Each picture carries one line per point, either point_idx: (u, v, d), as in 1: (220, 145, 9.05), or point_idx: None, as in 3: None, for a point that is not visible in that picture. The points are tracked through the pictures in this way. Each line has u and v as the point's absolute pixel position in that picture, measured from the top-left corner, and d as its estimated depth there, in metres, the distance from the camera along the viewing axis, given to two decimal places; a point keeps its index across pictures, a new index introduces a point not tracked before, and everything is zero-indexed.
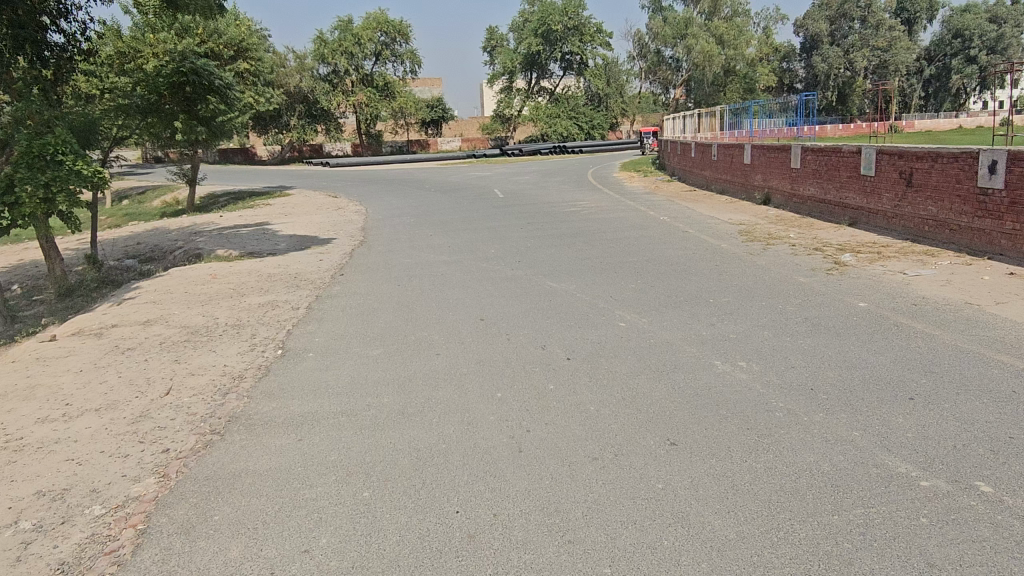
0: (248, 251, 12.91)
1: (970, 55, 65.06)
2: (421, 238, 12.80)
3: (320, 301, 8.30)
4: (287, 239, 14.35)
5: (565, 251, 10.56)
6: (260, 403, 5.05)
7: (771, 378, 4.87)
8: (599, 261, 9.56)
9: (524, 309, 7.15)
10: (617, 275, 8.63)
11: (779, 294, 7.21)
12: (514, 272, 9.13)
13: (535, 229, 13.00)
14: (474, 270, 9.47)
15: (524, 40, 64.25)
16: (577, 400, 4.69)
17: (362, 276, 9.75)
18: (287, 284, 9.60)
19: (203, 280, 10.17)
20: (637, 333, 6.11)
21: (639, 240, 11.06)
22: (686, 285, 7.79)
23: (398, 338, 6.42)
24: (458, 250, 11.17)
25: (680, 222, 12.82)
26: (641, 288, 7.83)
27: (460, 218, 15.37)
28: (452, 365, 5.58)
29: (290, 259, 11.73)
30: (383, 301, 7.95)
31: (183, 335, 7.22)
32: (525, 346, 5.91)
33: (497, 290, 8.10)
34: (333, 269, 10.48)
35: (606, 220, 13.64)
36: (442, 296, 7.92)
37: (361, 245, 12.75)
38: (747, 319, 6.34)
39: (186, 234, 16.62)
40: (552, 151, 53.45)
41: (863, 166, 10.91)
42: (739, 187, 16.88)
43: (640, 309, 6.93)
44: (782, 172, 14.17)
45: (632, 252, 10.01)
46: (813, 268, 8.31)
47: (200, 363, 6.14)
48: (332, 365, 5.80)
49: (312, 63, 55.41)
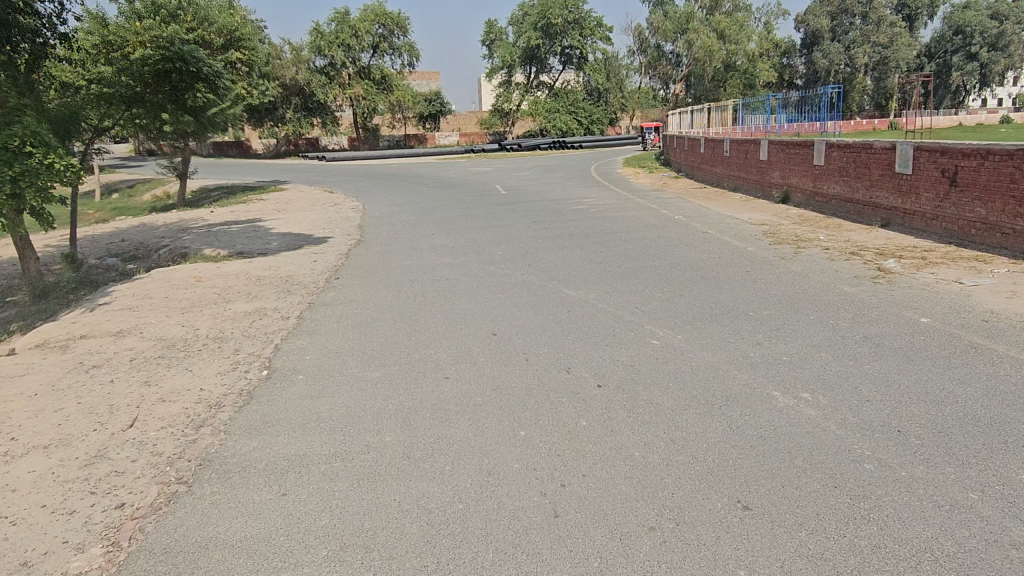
0: (238, 251, 12.12)
1: (970, 53, 64.43)
2: (423, 237, 12.04)
3: (313, 309, 7.52)
4: (279, 237, 13.54)
5: (578, 253, 9.79)
6: (238, 441, 4.26)
7: (845, 415, 4.10)
8: (616, 265, 8.81)
9: (542, 322, 6.38)
10: (638, 281, 7.88)
11: (825, 305, 6.45)
12: (526, 277, 8.37)
13: (543, 229, 12.23)
14: (481, 275, 8.70)
15: (523, 34, 63.44)
16: (617, 443, 3.92)
17: (359, 279, 8.99)
18: (277, 289, 8.82)
19: (186, 284, 9.38)
20: (673, 354, 5.35)
21: (656, 242, 10.31)
22: (719, 295, 7.03)
23: (401, 357, 5.64)
24: (462, 252, 10.42)
25: (698, 222, 12.05)
26: (668, 297, 7.07)
27: (462, 216, 14.60)
28: (464, 393, 4.81)
29: (282, 260, 10.94)
30: (383, 310, 7.18)
31: (157, 349, 6.43)
32: (548, 370, 5.14)
33: (509, 299, 7.33)
34: (327, 272, 9.69)
35: (617, 220, 12.90)
36: (448, 306, 7.15)
37: (358, 245, 11.97)
38: (797, 337, 5.57)
39: (173, 232, 15.81)
40: (551, 147, 52.73)
41: (897, 164, 10.14)
42: (754, 184, 16.11)
43: (673, 322, 6.17)
44: (803, 169, 13.39)
45: (651, 256, 9.26)
46: (856, 275, 7.54)
47: (172, 387, 5.35)
48: (324, 390, 5.03)
49: (308, 55, 54.49)
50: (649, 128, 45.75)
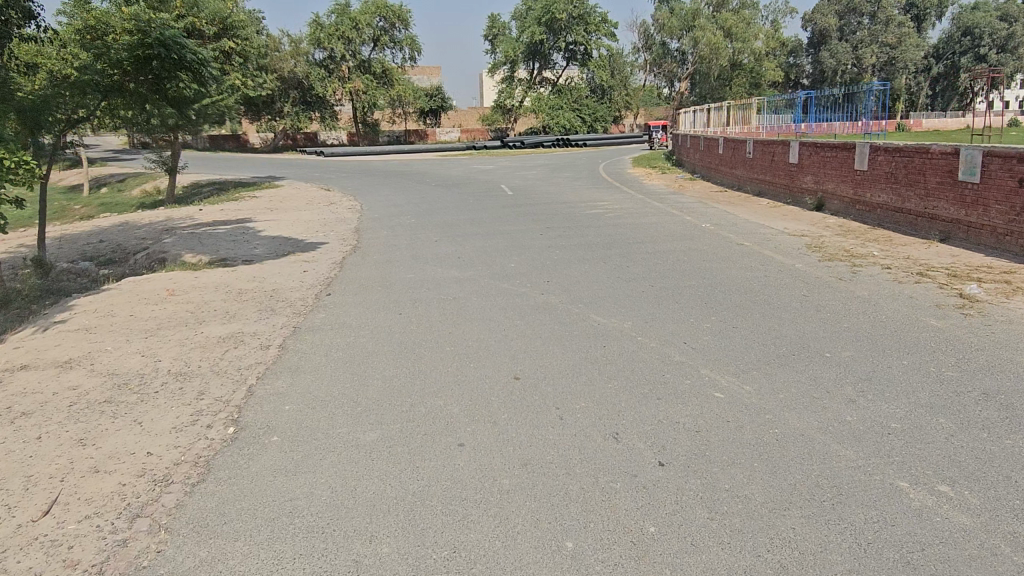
0: (222, 257, 10.99)
1: (979, 54, 63.14)
2: (426, 245, 10.95)
3: (298, 336, 6.38)
4: (267, 242, 12.40)
5: (603, 269, 8.67)
6: (183, 548, 3.14)
7: (1016, 527, 2.99)
8: (649, 284, 7.72)
9: (574, 362, 5.28)
10: (679, 306, 6.78)
11: (917, 345, 5.35)
12: (547, 298, 7.28)
13: (558, 237, 11.11)
14: (495, 294, 7.59)
15: (526, 29, 62.16)
16: (707, 569, 2.81)
17: (355, 296, 7.90)
18: (260, 306, 7.71)
19: (156, 299, 8.23)
20: (749, 415, 4.23)
21: (688, 255, 9.22)
22: (781, 327, 5.93)
23: (404, 410, 4.52)
24: (470, 263, 9.33)
25: (729, 233, 10.93)
26: (719, 328, 5.98)
27: (468, 220, 13.48)
28: (485, 471, 3.69)
29: (270, 270, 9.81)
30: (382, 341, 6.06)
31: (104, 388, 5.29)
32: (591, 437, 4.03)
33: (532, 328, 6.23)
34: (318, 286, 8.59)
35: (639, 227, 11.82)
36: (460, 337, 6.05)
37: (354, 253, 10.85)
38: (899, 392, 4.46)
39: (154, 233, 14.66)
40: (554, 145, 51.58)
41: (962, 170, 9.04)
42: (782, 189, 15.01)
43: (736, 366, 5.06)
44: (842, 174, 12.31)
45: (688, 272, 8.15)
46: (938, 304, 6.44)
47: (112, 449, 4.22)
48: (304, 461, 3.89)
49: (307, 47, 53.07)
50: (655, 126, 44.54)
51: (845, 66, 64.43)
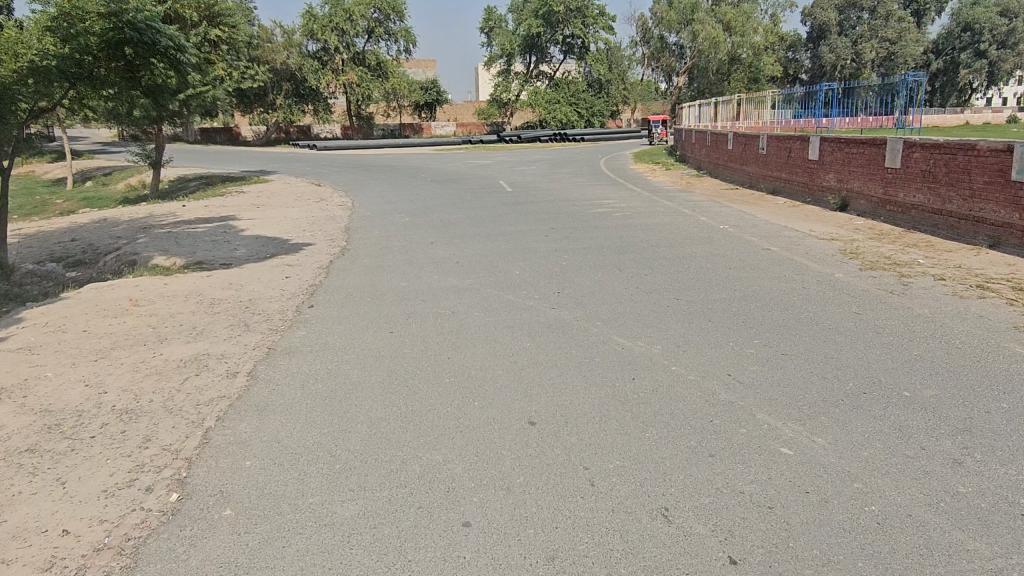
0: (198, 260, 10.07)
1: (979, 50, 61.80)
2: (421, 247, 10.06)
3: (271, 362, 5.44)
4: (249, 242, 11.48)
5: (619, 278, 7.77)
6: None
7: None
8: (674, 297, 6.83)
9: (600, 402, 4.38)
10: (711, 325, 5.91)
11: (1012, 381, 4.47)
12: (560, 314, 6.39)
13: (565, 240, 10.22)
14: (500, 309, 6.70)
15: (523, 22, 61.07)
16: None
17: (342, 309, 6.99)
18: (232, 320, 6.79)
19: (115, 311, 7.28)
20: (833, 483, 3.33)
21: (712, 262, 8.35)
22: (840, 355, 5.03)
23: (393, 470, 3.61)
24: (471, 270, 8.44)
25: (753, 236, 10.04)
26: (766, 355, 5.10)
27: (467, 220, 12.58)
28: (501, 571, 2.79)
29: (249, 275, 8.89)
30: (369, 369, 5.15)
31: (29, 430, 4.36)
32: (634, 515, 3.13)
33: (547, 352, 5.32)
34: (300, 295, 7.69)
35: (651, 229, 10.95)
36: (461, 363, 5.16)
37: (343, 256, 9.93)
38: (1015, 450, 3.58)
39: (130, 230, 13.69)
40: (551, 139, 50.57)
41: (1014, 169, 8.20)
42: (799, 187, 14.17)
43: (798, 409, 4.17)
44: (870, 173, 11.46)
45: (716, 284, 7.27)
46: (1016, 325, 5.57)
47: (17, 525, 3.29)
48: (263, 551, 2.98)
49: (300, 39, 52.04)
50: (656, 120, 43.58)
51: (845, 61, 63.42)
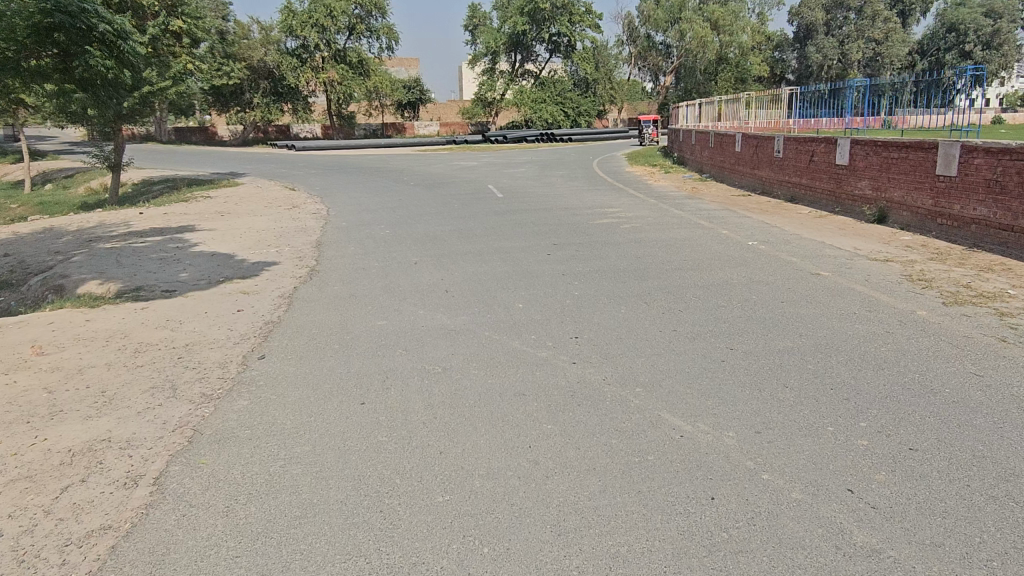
0: (136, 286, 8.49)
1: (965, 51, 60.41)
2: (402, 269, 8.55)
3: (191, 460, 3.88)
4: (203, 261, 9.92)
5: (649, 316, 6.28)
6: None
7: None
8: (727, 347, 5.34)
9: (677, 550, 2.87)
10: (789, 393, 4.41)
11: None
12: (583, 374, 4.91)
13: (571, 261, 8.74)
14: (505, 364, 5.19)
15: (508, 19, 59.37)
16: None
17: (301, 362, 5.45)
18: (153, 382, 5.21)
19: (8, 363, 5.69)
20: None
21: (756, 293, 6.90)
22: (997, 455, 3.55)
23: None
24: (463, 303, 6.94)
25: (791, 256, 8.60)
26: (888, 452, 3.62)
27: (455, 233, 11.06)
28: None
29: (194, 309, 7.33)
30: (327, 476, 3.60)
31: None
32: None
33: (579, 446, 3.81)
34: (250, 338, 6.14)
35: (668, 246, 9.52)
36: (459, 466, 3.63)
37: (310, 280, 8.38)
38: None
39: (71, 244, 12.02)
40: (537, 140, 49.05)
41: None
42: (824, 194, 12.80)
43: (988, 571, 2.69)
44: (917, 181, 10.06)
45: (773, 326, 5.80)
46: None
47: None
48: None
49: (278, 36, 50.19)
50: (646, 119, 41.99)
51: (831, 61, 62.40)
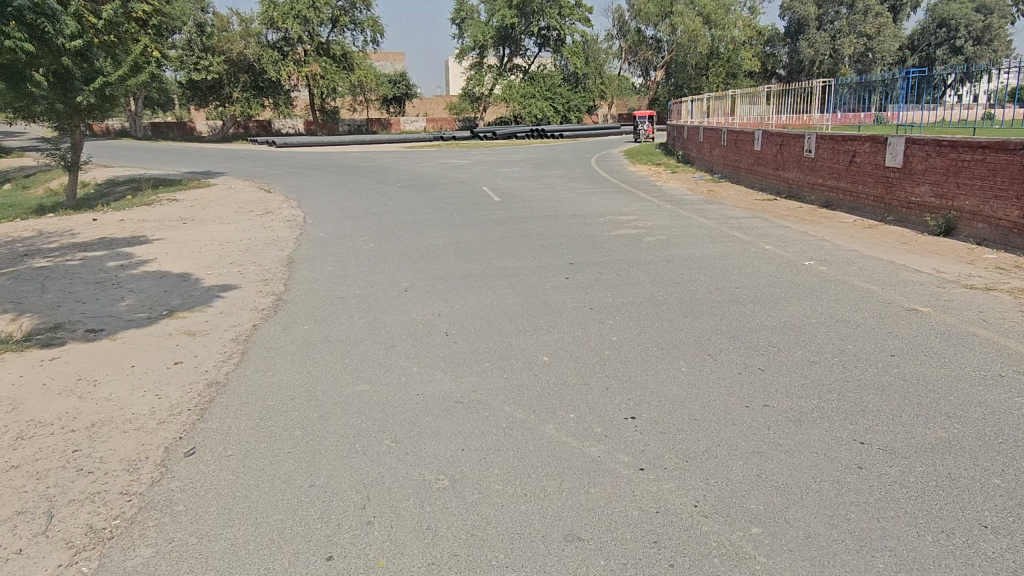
0: (55, 321, 6.77)
1: (956, 46, 58.80)
2: (388, 300, 6.90)
3: None
4: (148, 284, 8.22)
5: (722, 380, 4.65)
6: None
7: None
8: (858, 441, 3.73)
9: None
10: (1004, 546, 2.82)
11: None
12: (666, 495, 3.29)
13: (598, 288, 7.12)
14: (544, 470, 3.55)
15: (497, 13, 57.25)
16: None
17: (244, 462, 3.77)
18: (20, 502, 3.50)
19: None
20: None
21: (849, 341, 5.31)
22: None
23: None
24: (469, 354, 5.30)
25: (867, 282, 7.02)
26: None
27: (451, 248, 9.42)
28: None
29: (120, 359, 5.64)
30: None
31: None
32: None
33: None
34: (181, 415, 4.47)
35: (709, 267, 7.92)
36: None
37: (274, 315, 6.72)
38: None
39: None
40: (528, 136, 47.27)
41: None
42: (869, 199, 11.25)
43: None
44: (997, 187, 8.52)
45: (903, 402, 4.19)
46: None
47: None
48: None
49: (259, 28, 47.80)
50: (640, 115, 40.18)
51: (824, 56, 60.68)
